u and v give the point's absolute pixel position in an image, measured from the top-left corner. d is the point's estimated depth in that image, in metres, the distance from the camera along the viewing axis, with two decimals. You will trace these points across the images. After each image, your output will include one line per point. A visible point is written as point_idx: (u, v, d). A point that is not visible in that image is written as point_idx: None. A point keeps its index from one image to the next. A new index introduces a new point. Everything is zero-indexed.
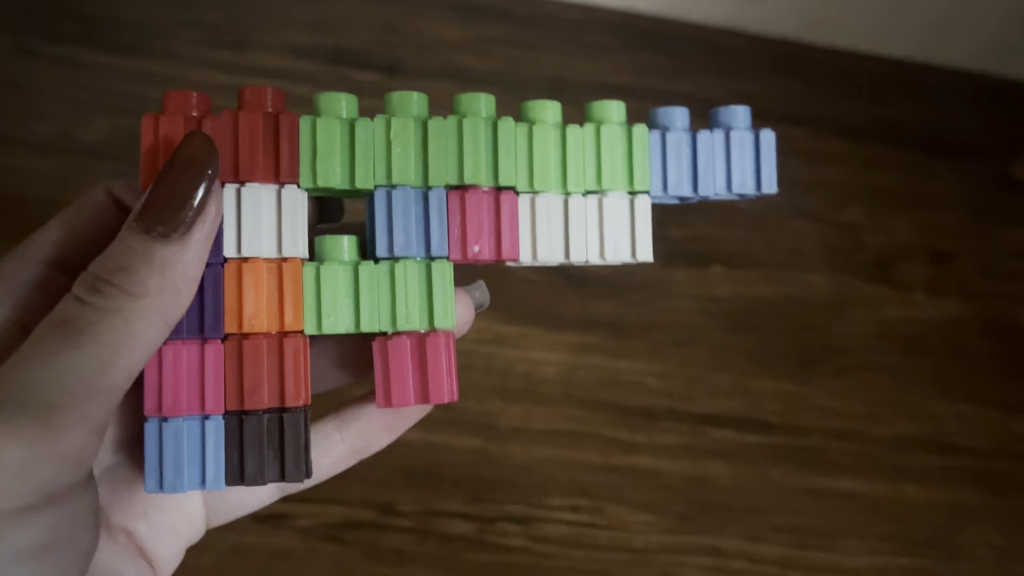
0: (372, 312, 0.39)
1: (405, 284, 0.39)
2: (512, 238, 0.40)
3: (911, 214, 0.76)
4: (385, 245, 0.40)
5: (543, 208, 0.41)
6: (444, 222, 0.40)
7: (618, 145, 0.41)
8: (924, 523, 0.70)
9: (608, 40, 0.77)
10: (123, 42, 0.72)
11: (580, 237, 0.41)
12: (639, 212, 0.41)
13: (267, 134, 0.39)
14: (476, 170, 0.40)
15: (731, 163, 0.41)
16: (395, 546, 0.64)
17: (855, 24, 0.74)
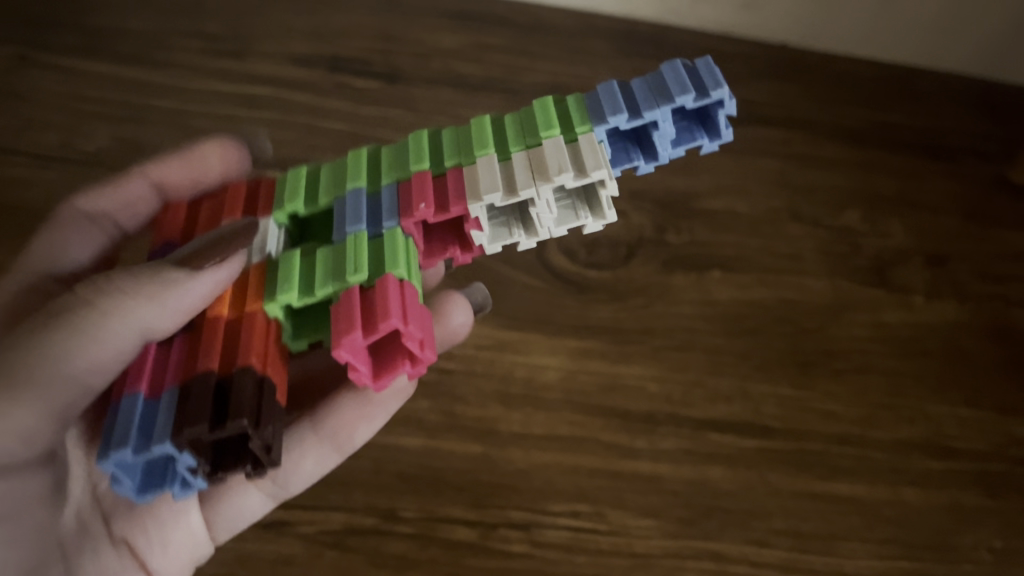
0: (326, 274, 0.41)
1: (354, 245, 0.41)
2: (457, 195, 0.42)
3: (907, 218, 0.78)
4: (339, 231, 0.43)
5: (485, 164, 0.42)
6: (393, 203, 0.43)
7: (551, 109, 0.43)
8: (926, 525, 0.68)
9: (606, 46, 0.78)
10: (127, 54, 0.73)
11: (523, 175, 0.41)
12: (582, 144, 0.41)
13: (249, 195, 0.47)
14: (419, 161, 0.44)
15: (669, 83, 0.41)
16: (397, 553, 0.63)
17: (848, 28, 0.79)
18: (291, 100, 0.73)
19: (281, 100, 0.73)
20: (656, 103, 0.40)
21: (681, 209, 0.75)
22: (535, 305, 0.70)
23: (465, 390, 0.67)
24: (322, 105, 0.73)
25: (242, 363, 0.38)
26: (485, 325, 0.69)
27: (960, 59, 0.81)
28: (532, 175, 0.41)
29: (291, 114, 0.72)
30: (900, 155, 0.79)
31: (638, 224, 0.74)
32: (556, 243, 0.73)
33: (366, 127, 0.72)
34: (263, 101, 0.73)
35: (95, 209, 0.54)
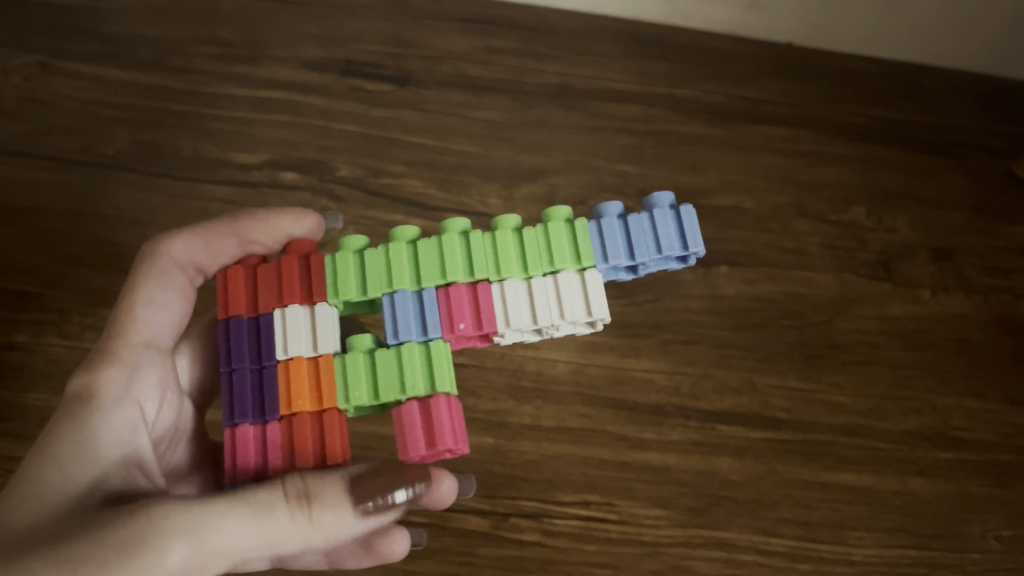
0: (384, 378, 0.40)
1: (410, 360, 0.40)
2: (489, 314, 0.41)
3: (914, 213, 0.79)
4: (391, 333, 0.41)
5: (510, 292, 0.41)
6: (434, 308, 0.41)
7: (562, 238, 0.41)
8: (932, 513, 0.69)
9: (611, 48, 0.80)
10: (145, 60, 0.76)
11: (543, 303, 0.41)
12: (591, 285, 0.41)
13: (302, 270, 0.42)
14: (455, 269, 0.41)
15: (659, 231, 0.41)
16: (411, 542, 0.64)
17: (853, 36, 0.81)
18: (301, 103, 0.76)
19: (295, 104, 0.76)
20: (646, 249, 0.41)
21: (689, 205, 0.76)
22: None
23: (476, 384, 0.68)
24: (335, 108, 0.76)
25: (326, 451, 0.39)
26: None
27: (971, 55, 0.82)
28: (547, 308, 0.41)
29: (305, 116, 0.75)
30: (905, 150, 0.80)
31: None
32: None
33: (378, 128, 0.75)
34: (277, 104, 0.75)
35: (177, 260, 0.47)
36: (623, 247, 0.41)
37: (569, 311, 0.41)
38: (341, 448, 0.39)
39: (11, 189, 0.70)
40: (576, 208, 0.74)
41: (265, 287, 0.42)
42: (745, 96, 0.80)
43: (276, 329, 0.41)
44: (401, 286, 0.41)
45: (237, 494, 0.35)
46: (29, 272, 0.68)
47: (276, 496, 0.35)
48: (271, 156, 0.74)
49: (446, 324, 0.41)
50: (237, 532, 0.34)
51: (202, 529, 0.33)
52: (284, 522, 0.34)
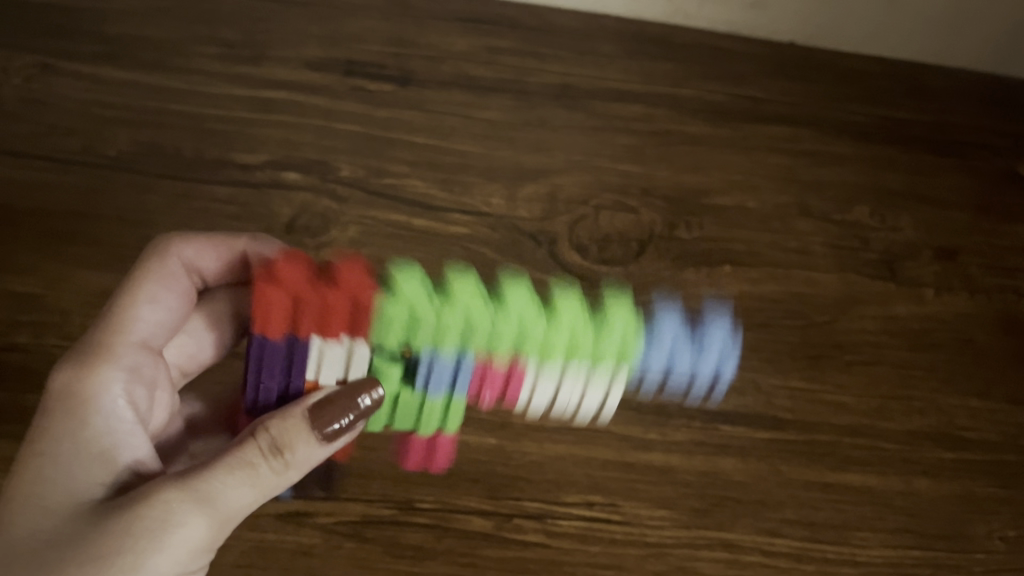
0: (405, 413, 0.47)
1: (435, 409, 0.46)
2: (517, 391, 0.45)
3: (918, 212, 0.78)
4: (423, 383, 0.45)
5: (543, 380, 0.44)
6: (469, 379, 0.44)
7: (612, 343, 0.44)
8: (937, 513, 0.69)
9: (612, 48, 0.82)
10: (146, 60, 0.76)
11: (569, 394, 0.45)
12: (618, 393, 0.45)
13: (345, 312, 0.43)
14: (500, 350, 0.43)
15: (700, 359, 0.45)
16: (415, 543, 0.63)
17: (856, 36, 0.84)
18: (302, 103, 0.76)
19: (297, 104, 0.76)
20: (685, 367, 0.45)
21: (692, 205, 0.76)
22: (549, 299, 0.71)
23: None
24: (336, 107, 0.76)
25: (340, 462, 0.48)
26: None
27: (971, 60, 0.85)
28: (573, 398, 0.45)
29: (306, 117, 0.75)
30: (910, 150, 0.81)
31: (649, 220, 0.75)
32: (568, 240, 0.73)
33: (380, 128, 0.75)
34: (278, 105, 0.75)
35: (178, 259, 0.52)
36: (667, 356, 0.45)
37: (589, 406, 0.45)
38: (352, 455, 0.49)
39: (11, 190, 0.69)
40: (579, 207, 0.75)
41: (310, 313, 0.43)
42: (749, 95, 0.81)
43: (310, 357, 0.45)
44: (443, 353, 0.43)
45: (221, 459, 0.42)
46: (33, 274, 0.67)
47: (255, 447, 0.42)
48: (273, 156, 0.73)
49: (472, 388, 0.45)
50: (235, 492, 0.41)
51: (212, 494, 0.41)
52: (269, 473, 0.42)
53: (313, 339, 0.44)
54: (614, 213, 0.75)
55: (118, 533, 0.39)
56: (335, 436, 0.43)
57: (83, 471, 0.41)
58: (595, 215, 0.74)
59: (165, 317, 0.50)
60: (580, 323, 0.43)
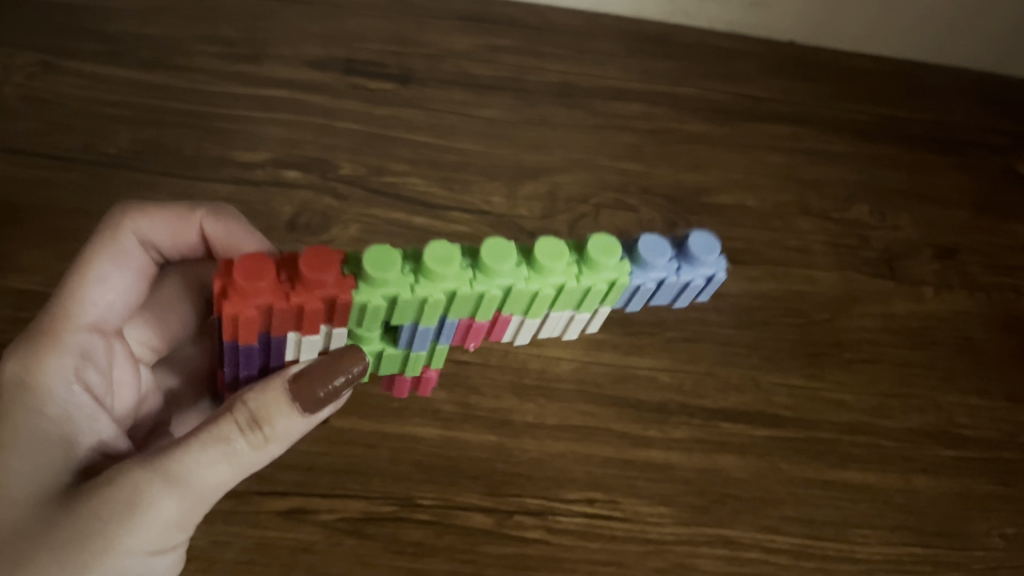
0: (390, 366, 0.48)
1: (418, 361, 0.47)
2: (500, 330, 0.47)
3: (916, 212, 0.79)
4: (408, 344, 0.46)
5: (528, 322, 0.46)
6: (453, 334, 0.46)
7: (597, 294, 0.44)
8: (935, 510, 0.68)
9: (610, 46, 0.83)
10: (146, 59, 0.76)
11: (552, 323, 0.47)
12: (600, 316, 0.48)
13: (322, 313, 0.41)
14: (484, 314, 0.44)
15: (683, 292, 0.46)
16: (415, 540, 0.62)
17: (857, 36, 0.86)
18: (302, 101, 0.76)
19: (297, 103, 0.76)
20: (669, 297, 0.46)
21: (692, 204, 0.76)
22: None
23: (479, 383, 0.67)
24: (337, 106, 0.76)
25: None
26: None
27: (969, 56, 0.87)
28: (556, 325, 0.48)
29: (308, 115, 0.76)
30: (907, 149, 0.82)
31: (648, 220, 0.75)
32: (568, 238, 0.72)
33: (380, 127, 0.76)
34: (278, 104, 0.76)
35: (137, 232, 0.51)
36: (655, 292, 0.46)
37: (571, 329, 0.49)
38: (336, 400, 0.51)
39: (14, 188, 0.68)
40: (578, 205, 0.75)
41: (283, 321, 0.41)
42: (749, 95, 0.83)
43: (289, 342, 0.44)
44: (428, 326, 0.43)
45: (195, 434, 0.41)
46: (28, 270, 0.65)
47: (228, 421, 0.41)
48: (273, 154, 0.73)
49: (457, 338, 0.46)
50: (212, 469, 0.40)
51: (183, 474, 0.40)
52: (248, 446, 0.41)
53: (289, 334, 0.43)
54: (613, 212, 0.74)
55: (87, 519, 0.39)
56: (319, 404, 0.42)
57: (40, 460, 0.41)
58: (594, 214, 0.74)
59: (116, 299, 0.49)
60: (567, 280, 0.43)
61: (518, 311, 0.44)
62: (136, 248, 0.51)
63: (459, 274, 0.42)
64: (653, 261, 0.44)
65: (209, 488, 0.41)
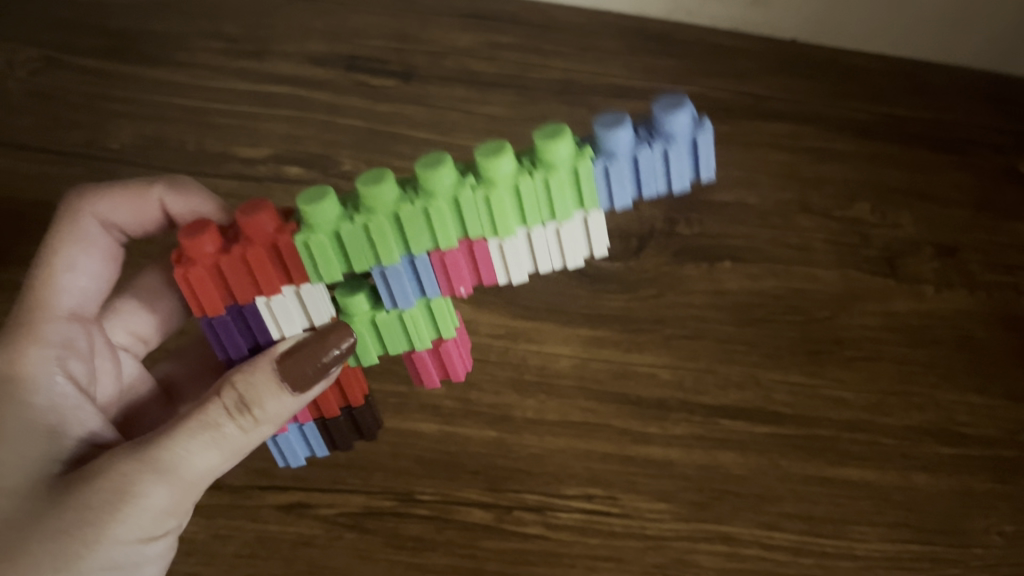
0: (389, 335, 0.45)
1: (414, 323, 0.44)
2: (491, 270, 0.42)
3: (918, 210, 0.78)
4: (390, 302, 0.43)
5: (510, 250, 0.41)
6: (432, 278, 0.42)
7: (565, 188, 0.40)
8: (934, 507, 0.66)
9: (614, 44, 0.84)
10: (152, 55, 0.78)
11: (544, 255, 0.42)
12: (594, 226, 0.41)
13: (270, 260, 0.41)
14: (447, 240, 0.41)
15: (670, 169, 0.40)
16: (415, 535, 0.64)
17: (857, 32, 0.84)
18: (304, 97, 0.76)
19: (300, 99, 0.76)
20: (655, 181, 0.40)
21: (692, 201, 0.78)
22: (545, 294, 0.72)
23: (479, 377, 0.68)
24: (340, 103, 0.76)
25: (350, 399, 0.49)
26: (496, 314, 0.71)
27: (972, 56, 0.83)
28: (550, 256, 0.42)
29: (310, 111, 0.76)
30: (909, 148, 0.80)
31: (649, 216, 0.77)
32: None
33: (382, 124, 0.76)
34: (281, 100, 0.76)
35: (98, 215, 0.53)
36: (637, 176, 0.40)
37: (574, 256, 0.42)
38: (359, 391, 0.49)
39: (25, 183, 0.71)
40: None
41: (240, 280, 0.42)
42: (749, 93, 0.83)
43: (265, 318, 0.44)
44: (391, 262, 0.41)
45: (183, 421, 0.42)
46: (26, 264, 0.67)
47: (219, 407, 0.42)
48: (274, 150, 0.73)
49: (445, 284, 0.43)
50: (201, 455, 0.41)
51: (174, 461, 0.41)
52: (237, 430, 0.42)
53: (256, 300, 0.43)
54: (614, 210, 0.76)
55: (79, 509, 0.39)
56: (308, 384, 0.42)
57: (31, 449, 0.42)
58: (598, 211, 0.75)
59: (88, 285, 0.51)
60: (521, 178, 0.39)
61: (488, 233, 0.41)
62: (100, 232, 0.53)
63: (400, 197, 0.40)
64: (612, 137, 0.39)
65: (199, 473, 0.42)
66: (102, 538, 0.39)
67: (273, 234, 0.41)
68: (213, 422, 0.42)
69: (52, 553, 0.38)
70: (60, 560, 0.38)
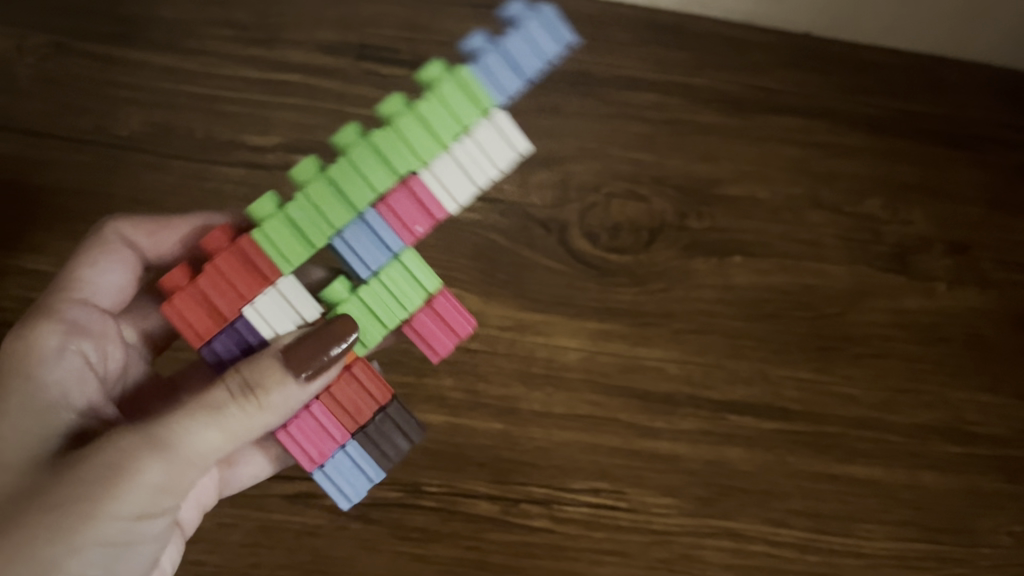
0: (379, 303, 0.46)
1: (394, 281, 0.46)
2: (438, 202, 0.45)
3: (931, 206, 0.78)
4: (363, 267, 0.45)
5: (440, 172, 0.44)
6: (385, 225, 0.44)
7: (455, 91, 0.43)
8: (941, 507, 0.69)
9: (625, 36, 0.79)
10: (156, 40, 0.75)
11: (476, 169, 0.44)
12: (502, 121, 0.44)
13: (243, 259, 0.44)
14: (379, 181, 0.44)
15: (535, 44, 0.43)
16: (419, 525, 0.64)
17: (870, 28, 0.80)
18: (313, 85, 0.76)
19: (309, 88, 0.76)
20: (528, 59, 0.43)
21: (703, 195, 0.76)
22: (554, 287, 0.70)
23: (486, 369, 0.67)
24: (350, 91, 0.76)
25: (379, 399, 0.47)
26: (505, 305, 0.69)
27: (989, 51, 0.81)
28: (483, 169, 0.44)
29: (320, 100, 0.75)
30: (922, 143, 0.80)
31: (660, 208, 0.75)
32: (579, 227, 0.73)
33: None
34: (290, 88, 0.75)
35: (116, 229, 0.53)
36: (513, 61, 0.43)
37: (504, 159, 0.44)
38: (381, 386, 0.47)
39: (34, 168, 0.71)
40: (590, 193, 0.74)
41: (220, 291, 0.44)
42: (762, 86, 0.80)
43: (254, 321, 0.45)
44: (344, 221, 0.44)
45: (189, 402, 0.40)
46: (44, 253, 0.69)
47: (223, 393, 0.40)
48: (284, 139, 0.74)
49: (404, 232, 0.45)
50: (202, 438, 0.40)
51: (174, 442, 0.39)
52: (242, 416, 0.40)
53: (243, 310, 0.44)
54: (624, 201, 0.75)
55: (70, 483, 0.39)
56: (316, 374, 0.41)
57: (35, 427, 0.42)
58: (604, 203, 0.74)
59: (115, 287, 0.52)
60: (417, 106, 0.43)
61: (414, 164, 0.44)
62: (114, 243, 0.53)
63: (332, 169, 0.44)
64: (466, 46, 0.44)
65: (201, 456, 0.40)
66: (93, 516, 0.39)
67: (230, 240, 0.44)
68: (217, 406, 0.40)
69: (42, 526, 0.38)
70: (49, 534, 0.38)
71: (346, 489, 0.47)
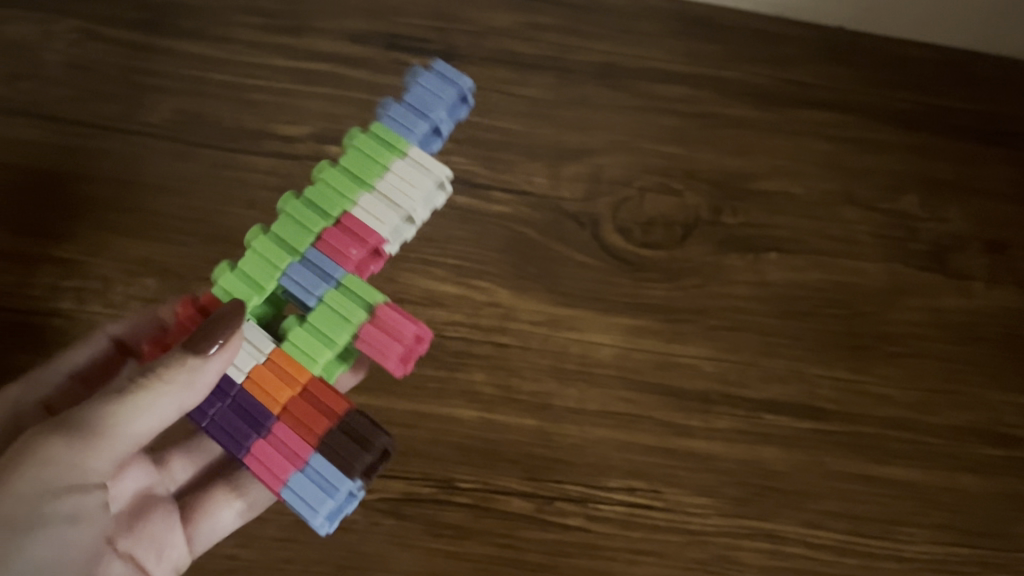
0: (321, 320, 0.44)
1: (335, 299, 0.45)
2: (368, 230, 0.46)
3: (968, 204, 0.77)
4: (306, 296, 0.45)
5: (365, 204, 0.46)
6: (323, 257, 0.45)
7: (366, 140, 0.47)
8: (979, 510, 0.67)
9: (655, 27, 0.80)
10: (185, 29, 0.74)
11: (397, 195, 0.46)
12: (415, 155, 0.47)
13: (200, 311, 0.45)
14: (312, 222, 0.46)
15: (433, 89, 0.48)
16: (453, 522, 0.62)
17: (906, 21, 0.80)
18: (342, 74, 0.75)
19: (338, 77, 0.75)
20: (429, 99, 0.48)
21: (737, 190, 0.75)
22: (586, 282, 0.70)
23: (518, 364, 0.66)
24: (380, 81, 0.74)
25: (338, 409, 0.43)
26: (537, 300, 0.68)
27: None
28: (404, 193, 0.46)
29: (350, 90, 0.74)
30: (960, 139, 0.79)
31: (694, 204, 0.74)
32: (612, 222, 0.72)
33: None
34: (320, 77, 0.74)
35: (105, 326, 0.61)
36: (418, 106, 0.48)
37: (420, 182, 0.47)
38: (339, 396, 0.44)
39: (63, 156, 0.70)
40: (622, 187, 0.74)
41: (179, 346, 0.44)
42: (794, 80, 0.79)
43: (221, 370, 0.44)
44: (285, 262, 0.45)
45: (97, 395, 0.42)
46: (75, 241, 0.67)
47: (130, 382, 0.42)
48: (314, 129, 0.72)
49: (342, 261, 0.45)
50: (107, 414, 0.41)
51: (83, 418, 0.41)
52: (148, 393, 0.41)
53: None
54: (657, 195, 0.74)
55: None
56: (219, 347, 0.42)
57: None
58: (638, 197, 0.73)
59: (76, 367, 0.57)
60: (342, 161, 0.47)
61: (341, 202, 0.46)
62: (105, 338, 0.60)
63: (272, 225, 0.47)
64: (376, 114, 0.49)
65: (110, 435, 0.41)
66: (13, 525, 0.39)
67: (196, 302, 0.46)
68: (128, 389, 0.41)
69: None
70: None
71: (307, 507, 0.42)
